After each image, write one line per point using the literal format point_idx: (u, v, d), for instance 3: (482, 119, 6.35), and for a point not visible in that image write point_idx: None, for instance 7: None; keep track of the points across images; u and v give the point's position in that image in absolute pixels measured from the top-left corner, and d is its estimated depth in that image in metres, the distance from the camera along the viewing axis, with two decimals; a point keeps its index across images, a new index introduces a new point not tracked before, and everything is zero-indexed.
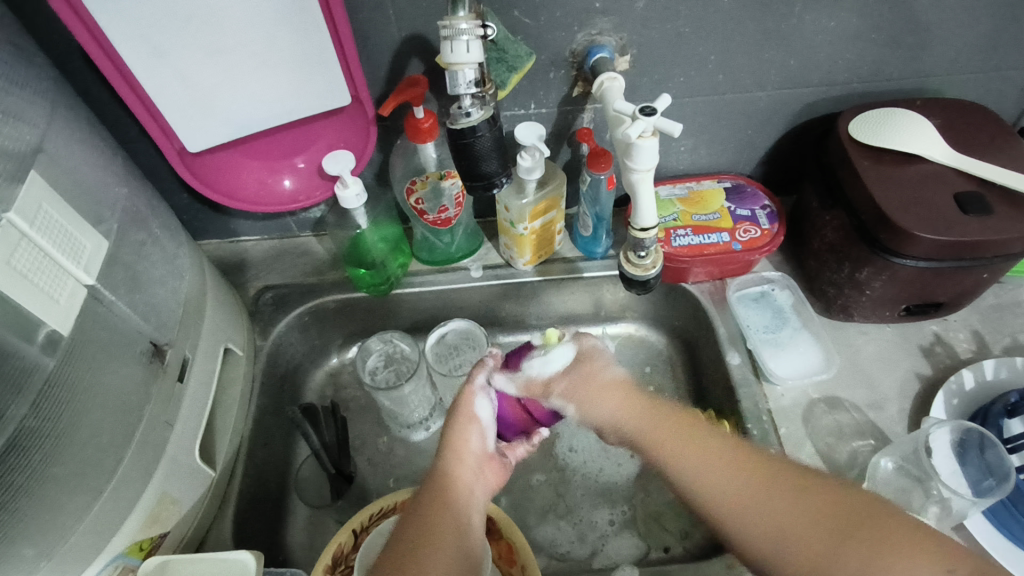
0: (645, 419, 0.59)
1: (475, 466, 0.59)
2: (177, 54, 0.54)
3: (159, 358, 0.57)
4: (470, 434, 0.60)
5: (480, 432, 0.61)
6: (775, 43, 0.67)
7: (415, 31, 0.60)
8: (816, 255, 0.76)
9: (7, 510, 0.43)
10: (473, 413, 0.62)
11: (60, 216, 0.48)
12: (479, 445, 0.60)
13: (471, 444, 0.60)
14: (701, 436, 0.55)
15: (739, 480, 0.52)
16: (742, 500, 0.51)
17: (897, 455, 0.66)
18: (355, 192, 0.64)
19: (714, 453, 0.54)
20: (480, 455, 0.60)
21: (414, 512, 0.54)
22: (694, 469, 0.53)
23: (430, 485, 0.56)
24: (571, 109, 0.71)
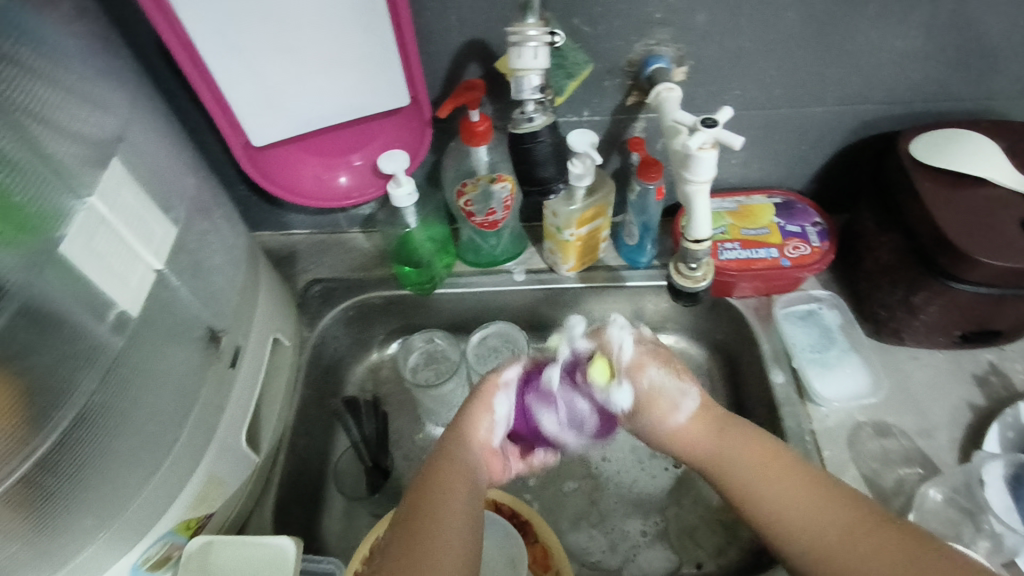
0: (722, 442, 0.59)
1: (480, 454, 0.58)
2: (250, 51, 0.56)
3: (215, 344, 0.59)
4: (481, 424, 0.59)
5: (491, 424, 0.60)
6: (838, 58, 0.66)
7: (476, 36, 0.61)
8: (868, 276, 0.74)
9: (72, 478, 0.46)
10: (491, 405, 0.60)
11: (136, 203, 0.50)
12: (487, 438, 0.59)
13: (480, 435, 0.59)
14: (760, 450, 0.57)
15: (791, 494, 0.53)
16: (792, 515, 0.52)
17: (947, 487, 0.64)
18: (407, 191, 0.66)
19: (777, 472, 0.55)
20: (485, 446, 0.59)
21: (412, 502, 0.53)
22: (761, 484, 0.55)
23: (428, 471, 0.55)
24: (624, 118, 0.72)
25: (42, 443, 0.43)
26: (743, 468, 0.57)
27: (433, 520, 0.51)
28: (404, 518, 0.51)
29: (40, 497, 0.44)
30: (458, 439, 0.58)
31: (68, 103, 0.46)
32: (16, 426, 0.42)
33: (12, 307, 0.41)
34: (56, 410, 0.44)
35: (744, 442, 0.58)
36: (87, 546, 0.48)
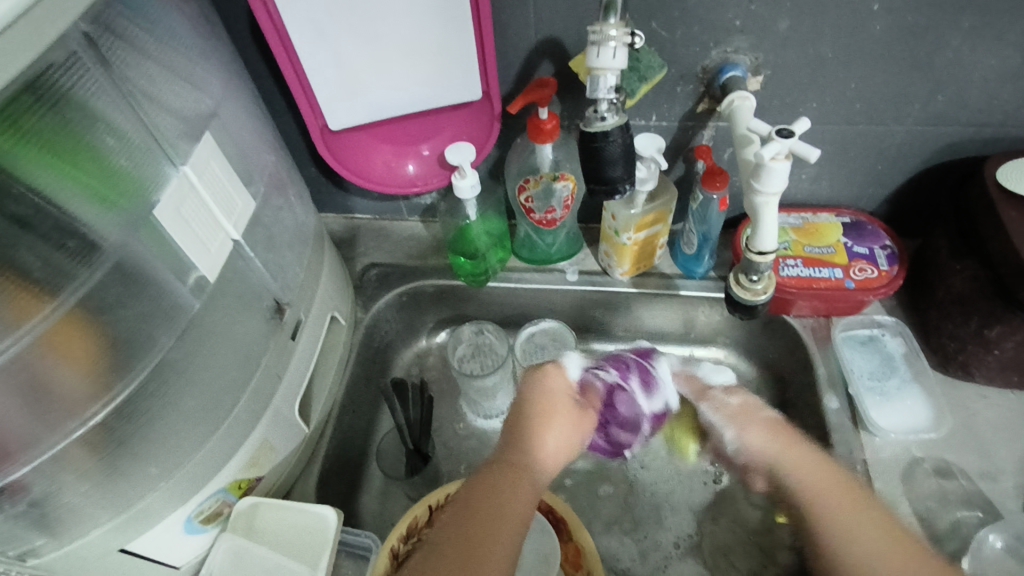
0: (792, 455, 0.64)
1: (553, 450, 0.59)
2: (337, 38, 0.58)
3: (279, 315, 0.62)
4: (560, 406, 0.62)
5: (565, 421, 0.61)
6: (925, 75, 0.63)
7: (553, 35, 0.62)
8: (939, 306, 0.70)
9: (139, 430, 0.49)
10: (561, 384, 0.64)
11: (222, 175, 0.53)
12: (560, 438, 0.60)
13: (558, 424, 0.60)
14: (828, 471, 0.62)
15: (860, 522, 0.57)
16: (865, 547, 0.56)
17: (1009, 535, 0.61)
18: (470, 183, 0.67)
19: (842, 490, 0.60)
20: (558, 446, 0.60)
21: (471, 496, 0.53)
22: (832, 514, 0.59)
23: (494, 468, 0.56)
24: (692, 125, 0.71)
25: (120, 392, 0.47)
26: (826, 496, 0.60)
27: (486, 532, 0.51)
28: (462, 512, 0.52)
29: (114, 442, 0.47)
30: (534, 427, 0.60)
31: (171, 79, 0.50)
32: (97, 374, 0.45)
33: (107, 264, 0.45)
34: (135, 361, 0.47)
35: (823, 467, 0.62)
36: (150, 494, 0.51)
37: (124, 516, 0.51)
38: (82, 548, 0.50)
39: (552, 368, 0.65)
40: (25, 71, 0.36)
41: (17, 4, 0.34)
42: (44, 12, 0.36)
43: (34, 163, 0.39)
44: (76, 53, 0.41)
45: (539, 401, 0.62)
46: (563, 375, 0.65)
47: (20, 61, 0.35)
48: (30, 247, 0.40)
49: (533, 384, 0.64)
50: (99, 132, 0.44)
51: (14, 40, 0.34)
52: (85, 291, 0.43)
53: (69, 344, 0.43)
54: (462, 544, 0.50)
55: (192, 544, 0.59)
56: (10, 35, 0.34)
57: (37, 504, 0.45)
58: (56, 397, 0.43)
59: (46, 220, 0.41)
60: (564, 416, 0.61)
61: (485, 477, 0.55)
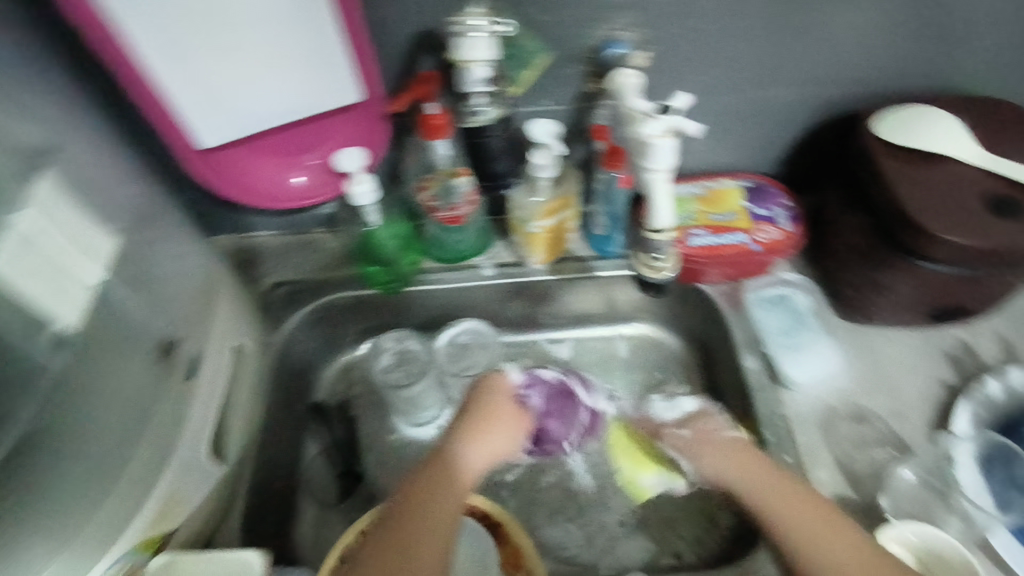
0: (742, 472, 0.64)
1: (485, 454, 0.63)
2: (193, 53, 0.54)
3: (168, 357, 0.57)
4: (502, 405, 0.68)
5: (510, 430, 0.66)
6: (799, 38, 0.65)
7: (429, 27, 0.59)
8: (835, 256, 0.73)
9: None
10: (507, 384, 0.70)
11: (76, 214, 0.49)
12: (503, 445, 0.65)
13: (499, 423, 0.66)
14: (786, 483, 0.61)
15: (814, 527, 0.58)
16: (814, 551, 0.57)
17: (919, 468, 0.65)
18: (368, 188, 0.64)
19: (799, 500, 0.60)
20: (504, 452, 0.65)
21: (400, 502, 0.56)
22: (788, 521, 0.59)
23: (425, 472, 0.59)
24: (587, 106, 0.70)
25: None
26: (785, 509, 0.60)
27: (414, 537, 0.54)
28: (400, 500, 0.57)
29: None
30: (471, 433, 0.64)
31: None
32: None
33: None
34: None
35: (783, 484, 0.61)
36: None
37: None
38: None
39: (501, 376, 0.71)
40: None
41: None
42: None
43: None
44: None
45: (481, 405, 0.67)
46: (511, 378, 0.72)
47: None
48: None
49: (482, 388, 0.69)
50: None
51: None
52: None
53: None
54: (393, 539, 0.54)
55: None
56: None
57: None
58: None
59: None
60: (506, 419, 0.67)
61: (429, 466, 0.60)
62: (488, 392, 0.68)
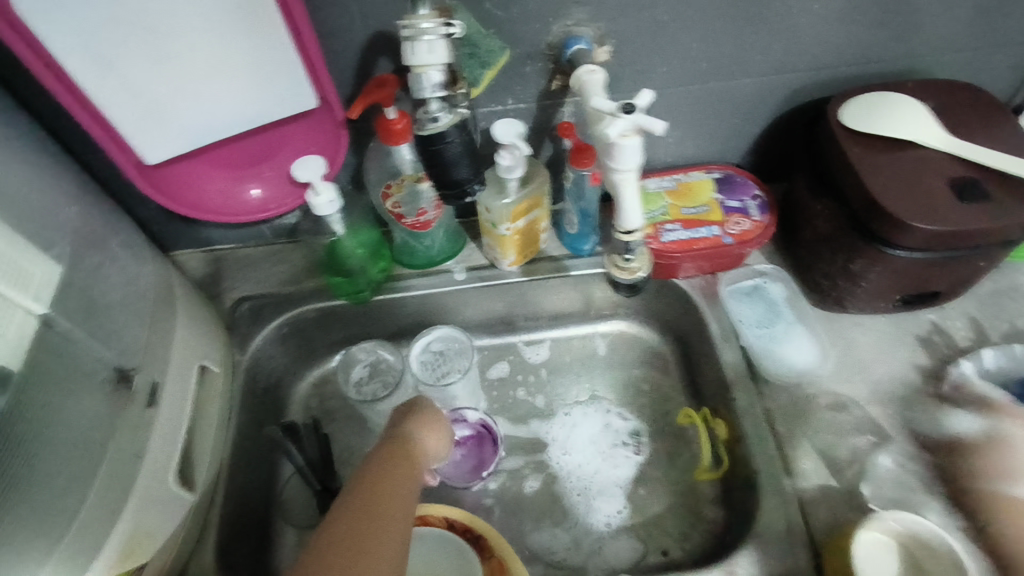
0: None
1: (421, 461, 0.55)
2: (124, 64, 0.51)
3: (125, 384, 0.54)
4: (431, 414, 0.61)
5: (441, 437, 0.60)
6: (761, 27, 0.64)
7: (381, 28, 0.57)
8: (808, 246, 0.73)
9: None
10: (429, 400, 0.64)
11: (6, 246, 0.47)
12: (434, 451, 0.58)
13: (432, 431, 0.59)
14: None
15: None
16: None
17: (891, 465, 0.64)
18: (327, 199, 0.61)
19: None
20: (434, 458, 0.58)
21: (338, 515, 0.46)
22: None
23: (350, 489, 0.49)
24: (550, 104, 0.68)
25: None
26: None
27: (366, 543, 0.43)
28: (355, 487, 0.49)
29: None
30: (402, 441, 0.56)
31: None
32: None
33: None
34: None
35: None
36: None
37: None
38: None
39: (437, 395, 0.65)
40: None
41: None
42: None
43: None
44: None
45: (410, 412, 0.60)
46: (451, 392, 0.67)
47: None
48: None
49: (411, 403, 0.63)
50: None
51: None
52: None
53: None
54: (352, 516, 0.46)
55: None
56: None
57: None
58: None
59: None
60: (437, 424, 0.60)
61: (382, 457, 0.53)
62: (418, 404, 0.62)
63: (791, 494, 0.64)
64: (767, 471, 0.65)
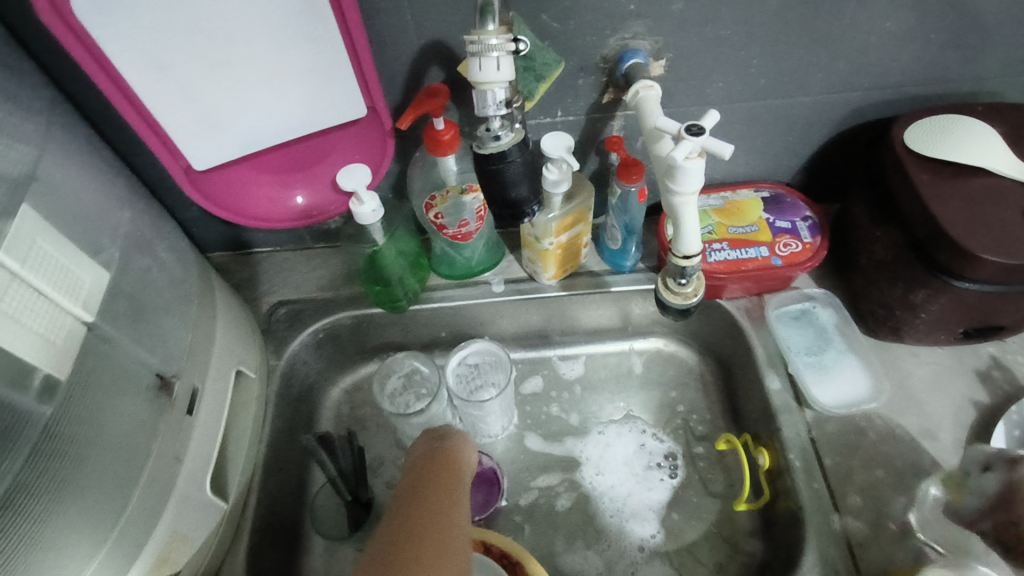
0: None
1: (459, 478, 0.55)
2: (181, 68, 0.50)
3: (166, 391, 0.54)
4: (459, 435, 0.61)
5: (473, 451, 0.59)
6: (825, 45, 0.62)
7: (435, 38, 0.56)
8: (863, 272, 0.70)
9: None
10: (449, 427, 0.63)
11: (54, 251, 0.45)
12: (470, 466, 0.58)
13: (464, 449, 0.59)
14: None
15: None
16: None
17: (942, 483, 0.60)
18: (372, 208, 0.60)
19: None
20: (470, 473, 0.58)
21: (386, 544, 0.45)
22: None
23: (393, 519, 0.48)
24: (600, 117, 0.67)
25: None
26: None
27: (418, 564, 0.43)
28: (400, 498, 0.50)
29: None
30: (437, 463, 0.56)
31: None
32: None
33: None
34: None
35: None
36: None
37: None
38: None
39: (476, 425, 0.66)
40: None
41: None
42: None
43: None
44: None
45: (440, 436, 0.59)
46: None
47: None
48: None
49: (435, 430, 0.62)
50: None
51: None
52: None
53: None
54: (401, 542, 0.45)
55: None
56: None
57: None
58: None
59: None
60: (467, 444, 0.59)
61: (429, 473, 0.53)
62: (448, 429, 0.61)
63: (838, 531, 0.61)
64: (813, 506, 0.63)
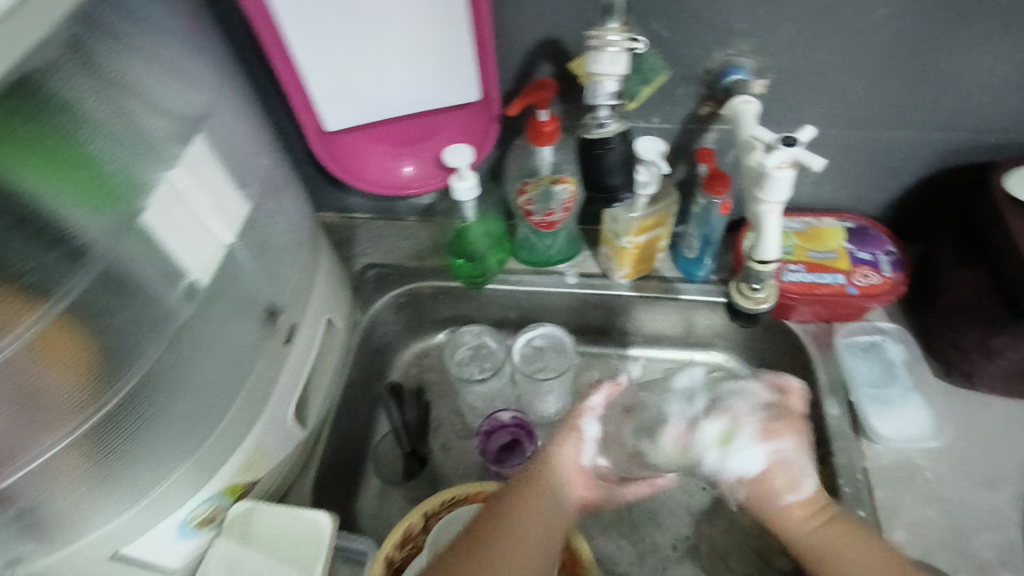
0: None
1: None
2: (331, 38, 0.57)
3: (273, 321, 0.61)
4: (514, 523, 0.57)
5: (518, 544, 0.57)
6: (931, 80, 0.62)
7: (551, 35, 0.61)
8: (941, 313, 0.70)
9: (127, 446, 0.49)
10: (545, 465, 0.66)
11: (214, 177, 0.52)
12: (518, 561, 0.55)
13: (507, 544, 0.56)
14: None
15: None
16: None
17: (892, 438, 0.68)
18: (469, 185, 0.66)
19: None
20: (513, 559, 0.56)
21: None
22: None
23: None
24: (695, 128, 0.70)
25: (110, 400, 0.47)
26: None
27: None
28: None
29: (112, 444, 0.48)
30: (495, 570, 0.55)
31: (160, 76, 0.49)
32: (93, 383, 0.45)
33: (95, 269, 0.44)
34: (125, 371, 0.47)
35: None
36: (163, 482, 0.53)
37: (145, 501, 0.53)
38: (79, 550, 0.52)
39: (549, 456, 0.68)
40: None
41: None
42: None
43: (16, 160, 0.39)
44: (55, 58, 0.40)
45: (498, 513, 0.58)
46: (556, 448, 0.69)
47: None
48: (15, 252, 0.39)
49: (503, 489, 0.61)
50: (85, 137, 0.43)
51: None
52: (74, 296, 0.43)
53: (56, 348, 0.42)
54: None
55: (184, 549, 0.60)
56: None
57: (25, 511, 0.47)
58: (42, 402, 0.43)
59: (37, 222, 0.40)
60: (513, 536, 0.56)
61: None
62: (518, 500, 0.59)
63: None
64: None
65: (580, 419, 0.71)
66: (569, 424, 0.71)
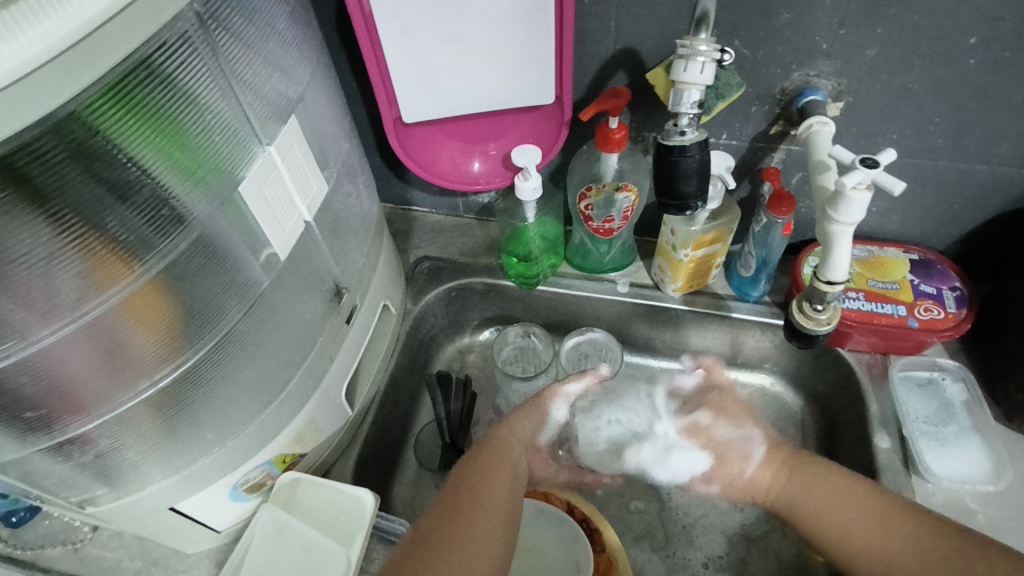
0: None
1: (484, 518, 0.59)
2: (421, 34, 0.60)
3: (337, 298, 0.64)
4: (488, 479, 0.62)
5: (496, 489, 0.61)
6: (1016, 116, 0.61)
7: (631, 46, 0.62)
8: (1009, 355, 0.67)
9: (194, 403, 0.52)
10: (517, 425, 0.68)
11: (302, 157, 0.55)
12: (495, 506, 0.60)
13: (483, 497, 0.60)
14: None
15: None
16: None
17: (937, 482, 0.65)
18: (533, 186, 0.67)
19: None
20: (498, 501, 0.61)
21: (424, 552, 0.56)
22: None
23: (421, 535, 0.57)
24: (764, 147, 0.70)
25: (188, 358, 0.49)
26: None
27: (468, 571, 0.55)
28: (456, 508, 0.59)
29: (182, 402, 0.51)
30: (471, 509, 0.59)
31: (268, 61, 0.51)
32: (173, 340, 0.47)
33: (191, 236, 0.46)
34: (206, 330, 0.50)
35: None
36: (207, 455, 0.55)
37: (203, 461, 0.55)
38: (138, 501, 0.55)
39: (509, 425, 0.68)
40: (116, 65, 0.37)
41: (49, 47, 0.32)
42: (89, 46, 0.35)
43: (134, 132, 0.40)
44: (186, 33, 0.41)
45: (473, 474, 0.62)
46: (523, 427, 0.68)
47: (43, 108, 0.33)
48: (120, 218, 0.41)
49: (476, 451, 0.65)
50: (199, 111, 0.44)
51: (49, 76, 0.33)
52: (169, 259, 0.45)
53: (146, 310, 0.45)
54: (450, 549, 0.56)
55: (235, 511, 0.64)
56: (42, 75, 0.33)
57: (101, 456, 0.49)
58: (129, 359, 0.45)
59: (144, 191, 0.42)
60: (489, 502, 0.60)
61: (442, 516, 0.59)
62: (485, 456, 0.64)
63: None
64: None
65: (552, 403, 0.71)
66: (538, 404, 0.70)
